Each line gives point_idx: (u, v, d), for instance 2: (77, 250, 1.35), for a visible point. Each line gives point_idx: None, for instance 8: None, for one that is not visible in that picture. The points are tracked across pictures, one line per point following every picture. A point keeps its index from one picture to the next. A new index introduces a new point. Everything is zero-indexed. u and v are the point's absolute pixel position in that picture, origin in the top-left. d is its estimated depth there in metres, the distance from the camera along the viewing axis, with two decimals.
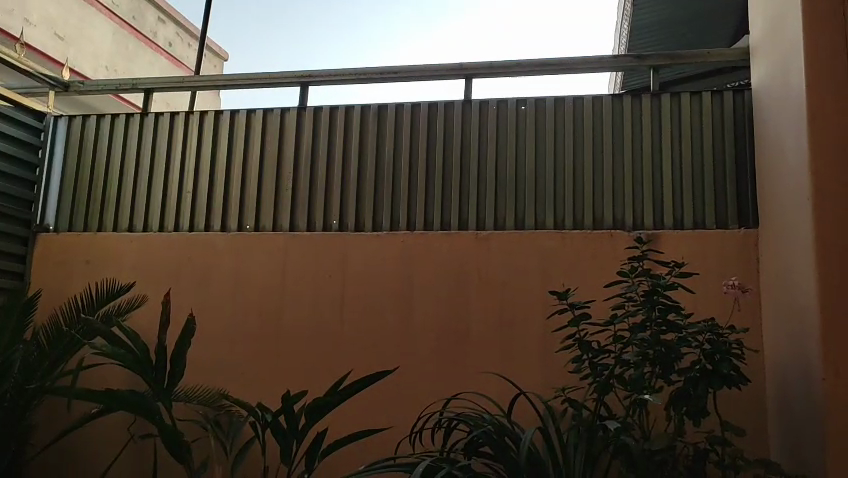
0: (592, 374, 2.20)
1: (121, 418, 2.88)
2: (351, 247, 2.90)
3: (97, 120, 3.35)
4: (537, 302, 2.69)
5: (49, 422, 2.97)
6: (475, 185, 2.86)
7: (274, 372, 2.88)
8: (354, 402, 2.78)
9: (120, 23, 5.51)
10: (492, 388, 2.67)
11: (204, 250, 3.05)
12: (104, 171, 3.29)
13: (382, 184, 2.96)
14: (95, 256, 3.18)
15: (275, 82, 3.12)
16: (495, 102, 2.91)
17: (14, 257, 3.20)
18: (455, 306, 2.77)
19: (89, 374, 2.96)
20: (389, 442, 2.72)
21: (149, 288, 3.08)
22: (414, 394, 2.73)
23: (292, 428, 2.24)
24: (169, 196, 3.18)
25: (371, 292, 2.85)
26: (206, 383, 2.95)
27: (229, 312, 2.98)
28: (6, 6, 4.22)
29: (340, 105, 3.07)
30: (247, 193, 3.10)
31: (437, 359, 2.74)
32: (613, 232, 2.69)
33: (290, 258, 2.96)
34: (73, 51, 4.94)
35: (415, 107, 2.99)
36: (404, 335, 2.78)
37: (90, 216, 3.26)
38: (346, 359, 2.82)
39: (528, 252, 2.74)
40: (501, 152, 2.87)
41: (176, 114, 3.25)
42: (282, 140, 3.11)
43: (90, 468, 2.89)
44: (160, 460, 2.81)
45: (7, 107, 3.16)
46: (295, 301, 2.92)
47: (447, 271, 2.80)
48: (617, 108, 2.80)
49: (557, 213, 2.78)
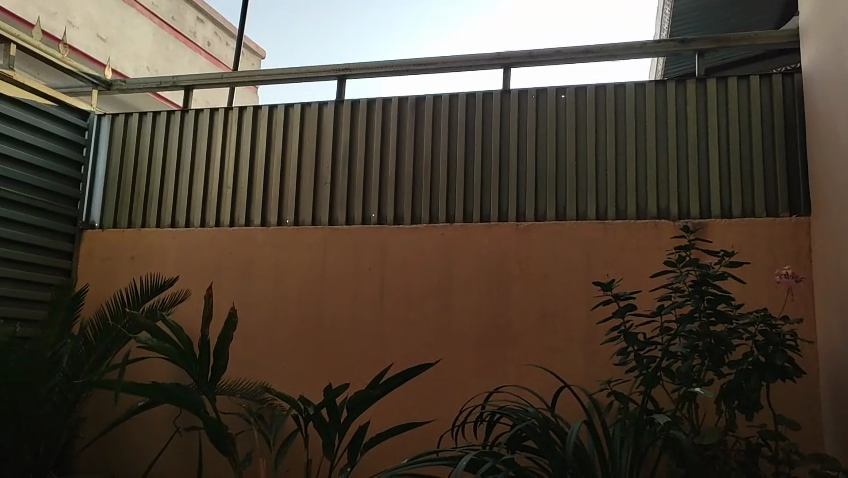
0: (639, 367, 2.15)
1: (167, 410, 2.92)
2: (391, 240, 2.89)
3: (139, 118, 3.40)
4: (580, 294, 2.64)
5: (97, 415, 3.03)
6: (515, 175, 2.82)
7: (315, 365, 2.89)
8: (395, 396, 2.77)
9: (159, 24, 5.59)
10: (535, 381, 2.64)
11: (245, 244, 3.08)
12: (147, 168, 3.33)
13: (420, 177, 2.94)
14: (139, 252, 3.23)
15: (312, 76, 3.12)
16: (535, 91, 2.86)
17: (62, 254, 3.26)
18: (495, 298, 2.73)
19: (135, 367, 3.01)
20: (431, 435, 2.70)
21: (192, 283, 3.11)
22: (456, 387, 2.71)
23: (335, 422, 2.22)
24: (210, 192, 3.21)
25: (410, 285, 2.84)
26: (248, 376, 2.97)
27: (270, 306, 3.00)
28: (50, 8, 4.35)
29: (377, 98, 3.06)
30: (286, 187, 3.11)
31: (478, 352, 2.71)
32: (658, 222, 2.62)
33: (329, 251, 2.96)
34: (116, 52, 5.02)
35: (452, 98, 2.96)
36: (445, 328, 2.76)
37: (134, 213, 3.31)
38: (387, 352, 2.82)
39: (570, 243, 2.69)
40: (540, 142, 2.83)
41: (215, 110, 3.27)
42: (320, 135, 3.11)
43: (137, 460, 2.94)
44: (204, 452, 2.85)
45: (52, 106, 3.22)
46: (335, 294, 2.93)
47: (487, 263, 2.77)
48: (660, 94, 2.73)
49: (599, 203, 2.72)
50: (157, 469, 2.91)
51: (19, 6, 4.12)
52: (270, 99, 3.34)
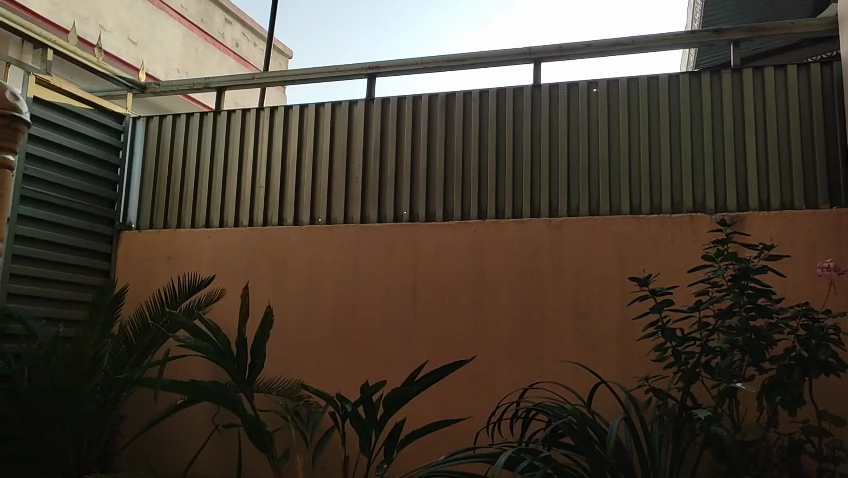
0: (677, 363, 2.12)
1: (205, 408, 2.96)
2: (423, 237, 2.89)
3: (172, 120, 3.44)
4: (615, 290, 2.62)
5: (138, 413, 3.08)
6: (547, 170, 2.80)
7: (350, 363, 2.91)
8: (431, 392, 2.78)
9: (189, 26, 5.66)
10: (571, 377, 2.62)
11: (279, 243, 3.11)
12: (181, 169, 3.38)
13: (451, 174, 2.94)
14: (175, 252, 3.28)
15: (341, 74, 3.13)
16: (566, 85, 2.84)
17: (101, 255, 3.32)
18: (530, 295, 2.72)
19: (173, 366, 3.06)
20: (467, 432, 2.70)
21: (228, 282, 3.15)
22: (491, 384, 2.70)
23: (371, 419, 2.23)
24: (243, 192, 3.24)
25: (443, 282, 2.84)
26: (284, 374, 3.00)
27: (305, 305, 3.02)
28: (82, 14, 4.44)
29: (407, 96, 3.06)
30: (318, 185, 3.13)
31: (513, 349, 2.70)
32: (694, 215, 2.59)
33: (362, 249, 2.98)
34: (146, 55, 5.10)
35: (483, 94, 2.95)
36: (479, 325, 2.76)
37: (169, 214, 3.36)
38: (421, 349, 2.82)
39: (604, 239, 2.67)
40: (572, 136, 2.80)
41: (247, 111, 3.31)
42: (351, 133, 3.12)
43: (177, 457, 2.99)
44: (243, 449, 2.88)
45: (89, 110, 3.28)
46: (369, 291, 2.94)
47: (521, 259, 2.76)
48: (695, 86, 2.69)
49: (633, 196, 2.70)
50: (197, 465, 2.96)
51: (54, 12, 4.21)
52: (301, 98, 3.36)
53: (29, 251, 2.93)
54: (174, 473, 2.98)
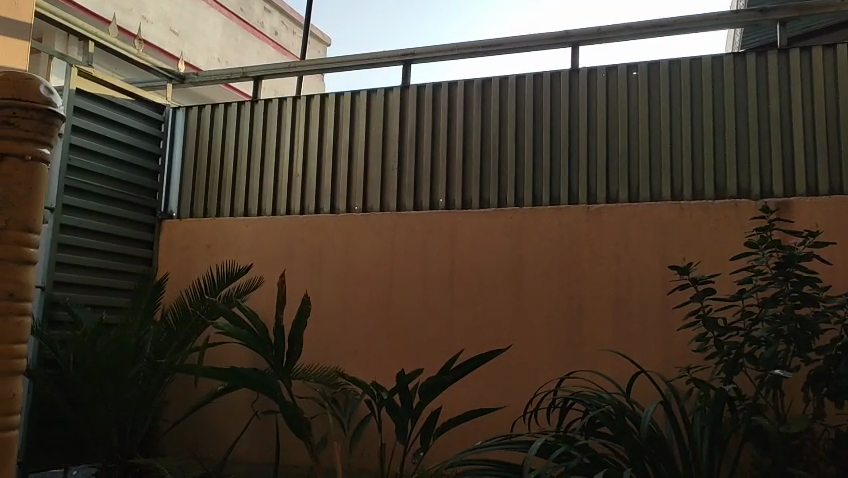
0: (719, 353, 2.07)
1: (244, 395, 3.01)
2: (459, 225, 2.88)
3: (211, 110, 3.48)
4: (655, 278, 2.58)
5: (180, 398, 3.14)
6: (585, 157, 2.76)
7: (387, 351, 2.92)
8: (468, 381, 2.77)
9: (228, 16, 5.70)
10: (609, 367, 2.59)
11: (316, 231, 3.13)
12: (219, 159, 3.41)
13: (488, 160, 2.91)
14: (215, 240, 3.32)
15: (377, 61, 3.12)
16: (605, 69, 2.78)
17: (143, 244, 3.38)
18: (567, 283, 2.69)
19: (214, 352, 3.11)
20: (503, 421, 2.69)
21: (266, 270, 3.19)
22: (528, 373, 2.68)
23: (406, 407, 2.23)
24: (281, 181, 3.27)
25: (479, 271, 2.82)
26: (321, 361, 3.03)
27: (342, 292, 3.04)
28: (125, 5, 4.52)
29: (442, 82, 3.03)
30: (354, 174, 3.14)
31: (550, 338, 2.67)
32: (738, 201, 2.52)
33: (399, 237, 2.98)
34: (188, 46, 5.16)
35: (519, 80, 2.90)
36: (516, 314, 2.74)
37: (210, 203, 3.40)
38: (458, 337, 2.81)
39: (643, 226, 2.62)
40: (612, 121, 2.75)
41: (283, 100, 3.32)
42: (387, 121, 3.11)
43: (219, 442, 3.04)
44: (282, 436, 2.92)
45: (129, 101, 3.32)
46: (405, 279, 2.94)
47: (558, 247, 2.72)
48: (740, 67, 2.60)
49: (674, 183, 2.63)
50: (237, 451, 3.01)
51: (97, 4, 4.29)
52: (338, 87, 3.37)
53: (74, 239, 3.00)
54: (215, 457, 3.03)
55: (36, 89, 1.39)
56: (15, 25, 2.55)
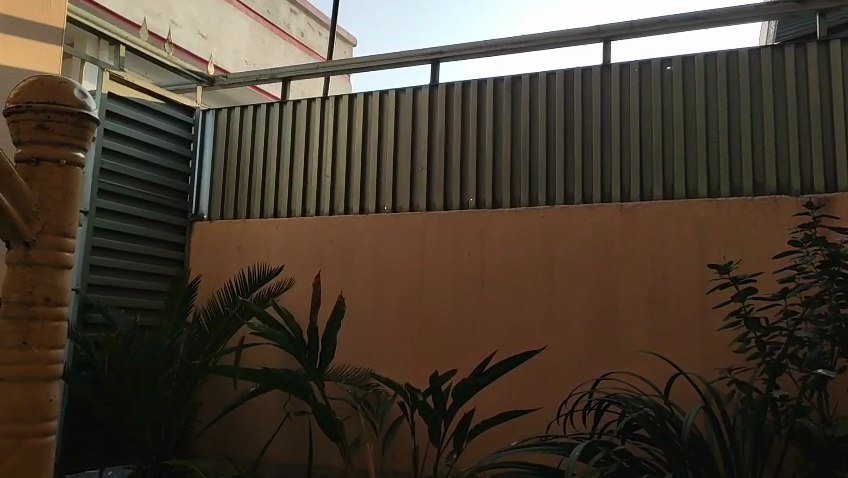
0: (761, 354, 2.02)
1: (277, 395, 3.02)
2: (490, 224, 2.85)
3: (240, 112, 3.49)
4: (693, 278, 2.52)
5: (213, 399, 3.15)
6: (618, 153, 2.71)
7: (418, 352, 2.90)
8: (501, 382, 2.73)
9: (255, 18, 5.72)
10: (646, 367, 2.54)
11: (346, 232, 3.12)
12: (249, 161, 3.42)
13: (518, 159, 2.87)
14: (245, 242, 3.33)
15: (405, 60, 3.10)
16: (638, 64, 2.72)
17: (175, 246, 3.40)
18: (601, 283, 2.64)
19: (246, 353, 3.12)
20: (537, 423, 2.65)
21: (297, 272, 3.19)
22: (562, 375, 2.64)
23: (440, 408, 2.20)
24: (310, 182, 3.27)
25: (511, 271, 2.79)
26: (352, 363, 3.02)
27: (373, 293, 3.03)
28: (154, 9, 4.56)
29: (472, 80, 3.00)
30: (384, 173, 3.12)
31: (585, 338, 2.63)
32: (778, 197, 2.45)
33: (429, 237, 2.95)
34: (216, 48, 5.19)
35: (550, 76, 2.86)
36: (549, 314, 2.70)
37: (240, 205, 3.41)
38: (490, 338, 2.78)
39: (680, 224, 2.56)
40: (645, 117, 2.69)
41: (312, 100, 3.32)
42: (415, 120, 3.09)
43: (251, 443, 3.05)
44: (315, 437, 2.92)
45: (160, 104, 3.34)
46: (436, 280, 2.92)
47: (591, 245, 2.68)
48: (777, 60, 2.53)
49: (711, 179, 2.57)
50: (270, 452, 3.02)
51: (126, 9, 4.34)
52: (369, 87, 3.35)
53: (108, 242, 3.02)
54: (248, 458, 3.05)
55: (71, 91, 1.07)
56: (45, 30, 2.57)
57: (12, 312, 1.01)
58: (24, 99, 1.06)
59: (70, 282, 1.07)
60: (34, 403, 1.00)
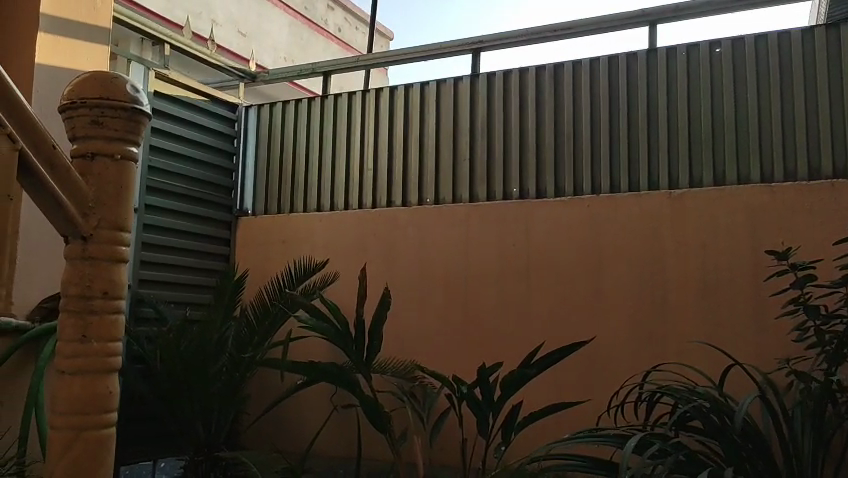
0: (821, 344, 1.95)
1: (324, 388, 3.03)
2: (535, 215, 2.81)
3: (282, 107, 3.51)
4: (747, 266, 2.45)
5: (261, 393, 3.19)
6: (665, 140, 2.64)
7: (464, 344, 2.88)
8: (549, 374, 2.70)
9: (294, 15, 5.75)
10: (699, 358, 2.48)
11: (389, 225, 3.11)
12: (292, 156, 3.44)
13: (562, 147, 2.82)
14: (290, 236, 3.35)
15: (446, 51, 3.07)
16: (685, 48, 2.65)
17: (221, 241, 3.44)
18: (650, 272, 2.59)
19: (293, 347, 3.14)
20: (587, 415, 2.61)
21: (341, 265, 3.20)
22: (612, 366, 2.60)
23: (487, 400, 2.18)
24: (352, 175, 3.27)
25: (557, 261, 2.75)
26: (398, 356, 3.02)
27: (417, 285, 3.02)
28: (194, 9, 4.62)
29: (513, 68, 2.96)
30: (426, 165, 3.11)
31: (634, 329, 2.58)
32: (835, 182, 2.36)
33: (473, 228, 2.93)
34: (256, 46, 5.24)
35: (594, 63, 2.80)
36: (596, 305, 2.65)
37: (283, 199, 3.44)
38: (537, 330, 2.75)
39: (732, 211, 2.49)
40: (694, 102, 2.62)
41: (353, 94, 3.32)
42: (457, 111, 3.07)
43: (300, 435, 3.08)
44: (362, 430, 2.93)
45: (204, 101, 3.38)
46: (481, 272, 2.89)
47: (639, 234, 2.62)
48: (833, 39, 2.44)
49: (763, 165, 2.49)
50: (318, 444, 3.04)
51: (168, 9, 4.40)
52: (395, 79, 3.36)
53: (157, 239, 3.07)
54: (297, 451, 3.07)
55: (123, 88, 1.08)
56: (92, 29, 2.62)
57: (71, 305, 1.02)
58: (78, 95, 1.06)
59: (125, 275, 1.07)
60: (93, 396, 1.01)
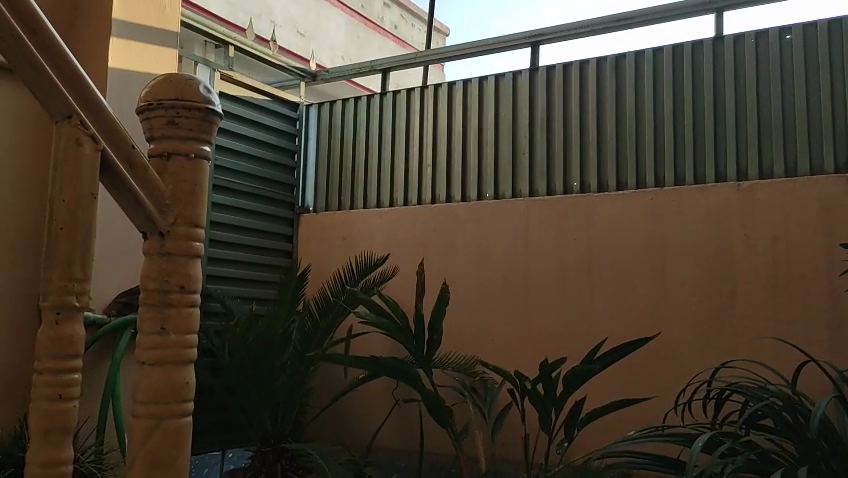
0: None
1: (386, 382, 3.07)
2: (597, 209, 2.77)
3: (341, 105, 3.55)
4: (821, 260, 2.36)
5: (324, 386, 3.25)
6: (733, 131, 2.57)
7: (525, 340, 2.87)
8: (612, 371, 2.67)
9: (351, 14, 5.80)
10: (769, 356, 2.40)
11: (448, 220, 3.12)
12: (352, 153, 3.49)
13: (624, 140, 2.78)
14: (350, 232, 3.40)
15: (505, 45, 3.05)
16: (753, 35, 2.57)
17: (284, 238, 3.51)
18: (717, 267, 2.52)
19: (355, 341, 3.19)
20: (653, 413, 2.57)
21: (401, 261, 3.23)
22: (679, 363, 2.54)
23: (549, 397, 2.16)
24: (412, 171, 3.29)
25: (620, 256, 2.71)
26: (458, 350, 3.02)
27: (477, 280, 3.02)
28: (255, 11, 4.72)
29: (573, 61, 2.92)
30: (484, 160, 3.10)
31: (701, 325, 2.52)
32: None
33: (533, 223, 2.91)
34: (314, 46, 5.32)
35: (657, 53, 2.75)
36: (661, 301, 2.60)
37: (344, 196, 3.49)
38: (600, 325, 2.71)
39: (804, 203, 2.40)
40: (763, 91, 2.54)
41: (411, 90, 3.33)
42: (516, 105, 3.05)
43: (362, 429, 3.12)
44: (424, 424, 2.95)
45: (267, 101, 3.45)
46: (542, 267, 2.87)
47: (704, 227, 2.56)
48: None
49: (838, 154, 2.39)
50: (381, 438, 3.08)
51: (230, 12, 4.51)
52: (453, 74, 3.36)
53: (223, 236, 3.15)
54: (360, 444, 3.12)
55: (196, 89, 1.11)
56: (160, 33, 2.71)
57: (150, 299, 1.05)
58: (155, 97, 1.10)
59: (200, 272, 1.09)
60: (171, 387, 1.04)
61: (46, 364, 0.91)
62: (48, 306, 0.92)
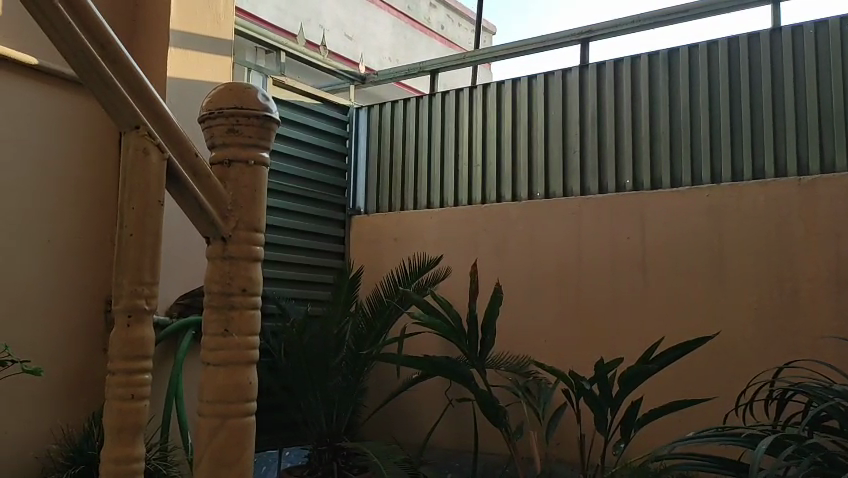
0: None
1: (440, 381, 3.09)
2: (651, 206, 2.73)
3: (391, 107, 3.59)
4: None
5: (378, 386, 3.28)
6: (792, 125, 2.49)
7: (579, 339, 2.85)
8: (670, 371, 2.62)
9: (397, 15, 5.84)
10: (834, 355, 2.33)
11: (499, 220, 3.12)
12: (402, 154, 3.51)
13: (678, 136, 2.73)
14: (402, 234, 3.43)
15: (554, 43, 3.03)
16: (813, 25, 2.49)
17: (337, 239, 3.56)
18: (777, 264, 2.45)
19: (409, 341, 3.21)
20: (712, 413, 2.52)
21: (453, 260, 3.24)
22: (738, 362, 2.49)
23: (606, 397, 2.14)
24: (461, 171, 3.30)
25: (675, 254, 2.66)
26: (511, 350, 3.02)
27: (529, 280, 3.01)
28: (304, 16, 4.80)
29: (625, 57, 2.88)
30: (535, 159, 3.09)
31: (761, 324, 2.46)
32: None
33: (585, 222, 2.89)
34: (362, 48, 5.37)
35: (711, 46, 2.69)
36: (718, 299, 2.55)
37: (395, 197, 3.52)
38: (656, 324, 2.67)
39: None
40: (824, 83, 2.46)
41: (460, 91, 3.34)
42: (565, 103, 3.02)
43: (416, 428, 3.15)
44: (478, 423, 2.96)
45: (318, 105, 3.50)
46: (595, 266, 2.84)
47: (764, 224, 2.50)
48: None
49: None
50: (435, 437, 3.09)
51: (280, 18, 4.59)
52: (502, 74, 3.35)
53: (277, 238, 3.21)
54: (414, 443, 3.15)
55: (254, 96, 1.14)
56: (215, 42, 2.78)
57: (214, 301, 1.09)
58: (216, 105, 1.13)
59: (261, 274, 1.12)
60: (237, 387, 1.07)
61: (118, 365, 0.95)
62: (120, 309, 0.96)
